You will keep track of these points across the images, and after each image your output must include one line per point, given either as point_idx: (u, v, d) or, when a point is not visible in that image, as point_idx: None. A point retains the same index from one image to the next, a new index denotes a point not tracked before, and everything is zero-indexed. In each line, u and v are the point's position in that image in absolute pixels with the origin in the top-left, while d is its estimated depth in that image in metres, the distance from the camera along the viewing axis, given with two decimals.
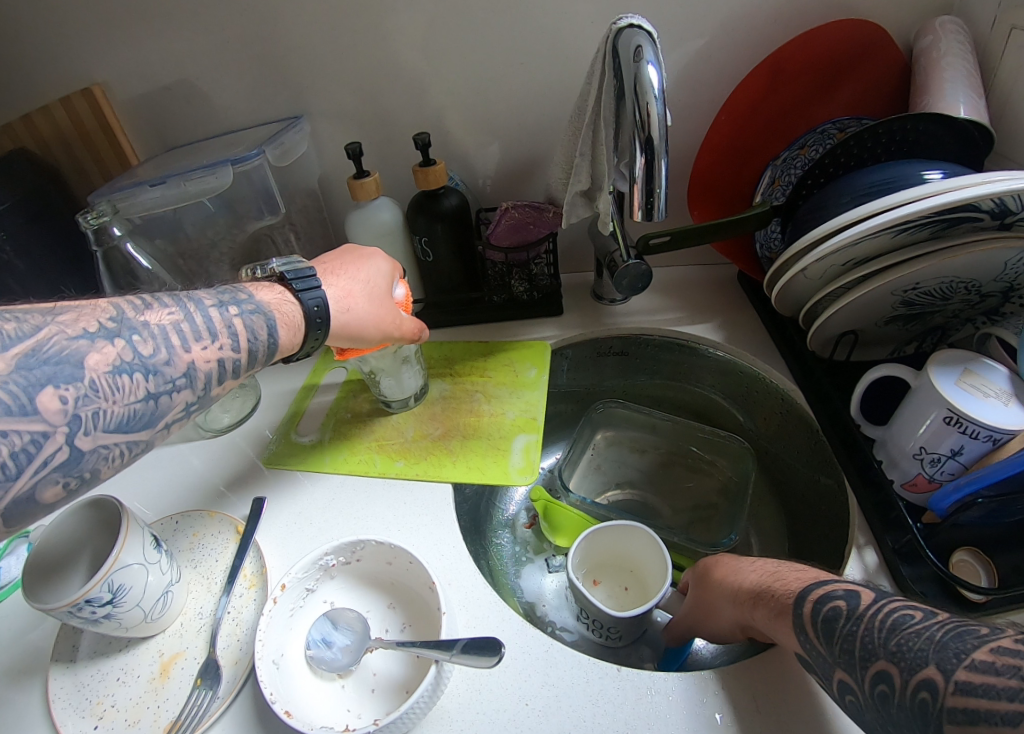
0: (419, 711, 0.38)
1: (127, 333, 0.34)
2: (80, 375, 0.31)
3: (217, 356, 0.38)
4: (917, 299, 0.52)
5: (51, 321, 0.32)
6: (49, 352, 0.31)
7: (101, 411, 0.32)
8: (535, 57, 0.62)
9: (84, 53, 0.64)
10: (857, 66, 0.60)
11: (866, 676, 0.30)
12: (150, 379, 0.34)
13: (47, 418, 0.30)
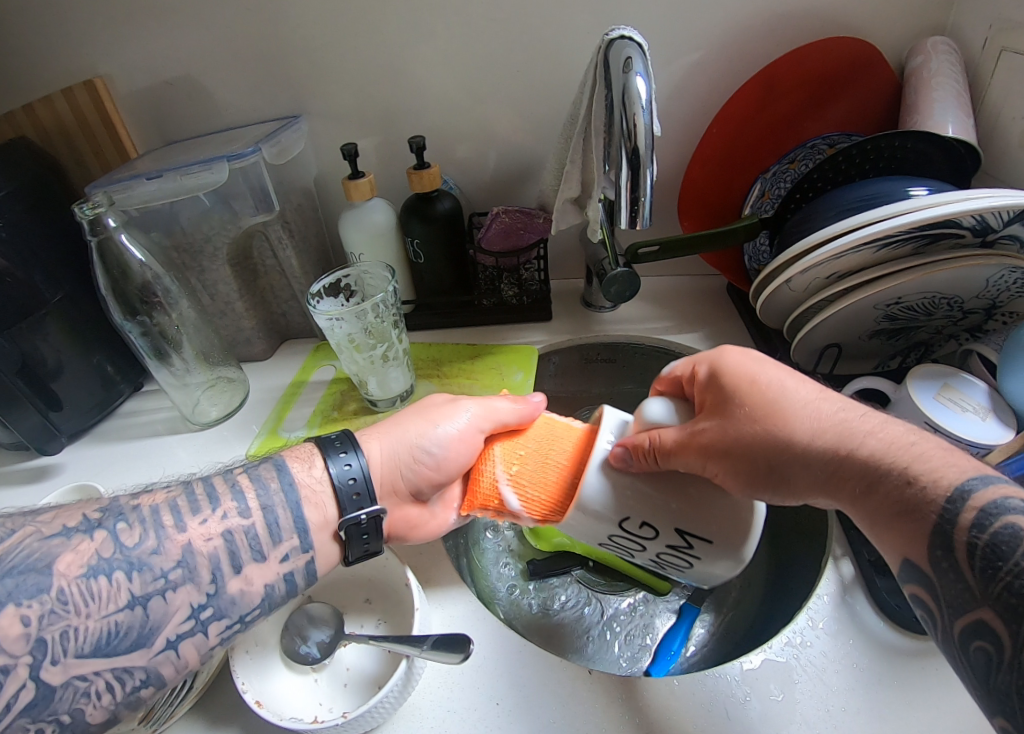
0: (389, 706, 0.38)
1: (109, 523, 0.36)
2: (46, 585, 0.32)
3: (222, 529, 0.38)
4: (900, 314, 0.53)
5: (30, 524, 0.34)
6: (16, 561, 0.32)
7: (71, 628, 0.32)
8: (533, 66, 0.63)
9: (91, 47, 0.65)
10: (849, 84, 0.61)
11: (965, 637, 0.28)
12: (133, 577, 0.34)
13: (6, 648, 0.30)
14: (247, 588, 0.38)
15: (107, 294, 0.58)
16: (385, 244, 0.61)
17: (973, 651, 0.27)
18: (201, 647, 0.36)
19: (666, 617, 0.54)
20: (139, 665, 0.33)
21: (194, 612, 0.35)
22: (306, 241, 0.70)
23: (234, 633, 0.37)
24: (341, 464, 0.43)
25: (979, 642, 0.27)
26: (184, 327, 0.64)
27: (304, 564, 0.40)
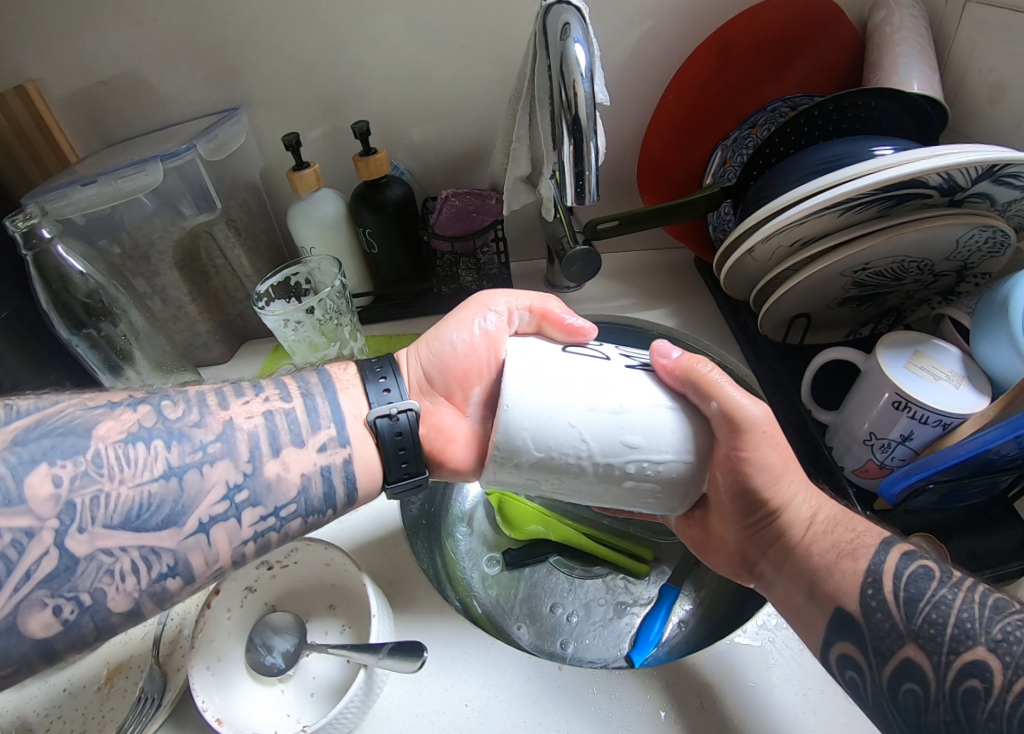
0: (352, 716, 0.37)
1: (154, 401, 0.34)
2: (83, 447, 0.30)
3: (263, 411, 0.36)
4: (869, 280, 0.51)
5: (70, 400, 0.32)
6: (55, 425, 0.30)
7: (103, 495, 0.29)
8: (480, 43, 0.60)
9: (16, 49, 0.62)
10: (807, 43, 0.59)
11: (835, 665, 0.33)
12: (172, 447, 0.32)
13: (33, 508, 0.27)
14: (283, 474, 0.35)
15: (48, 305, 0.56)
16: (336, 235, 0.59)
17: (844, 676, 0.33)
18: (232, 537, 0.33)
19: (648, 595, 0.53)
20: (168, 546, 0.31)
21: (229, 493, 0.33)
22: (254, 237, 0.68)
23: (268, 528, 0.35)
24: (379, 389, 0.39)
25: (850, 671, 0.32)
26: (135, 338, 0.61)
27: (342, 462, 0.37)
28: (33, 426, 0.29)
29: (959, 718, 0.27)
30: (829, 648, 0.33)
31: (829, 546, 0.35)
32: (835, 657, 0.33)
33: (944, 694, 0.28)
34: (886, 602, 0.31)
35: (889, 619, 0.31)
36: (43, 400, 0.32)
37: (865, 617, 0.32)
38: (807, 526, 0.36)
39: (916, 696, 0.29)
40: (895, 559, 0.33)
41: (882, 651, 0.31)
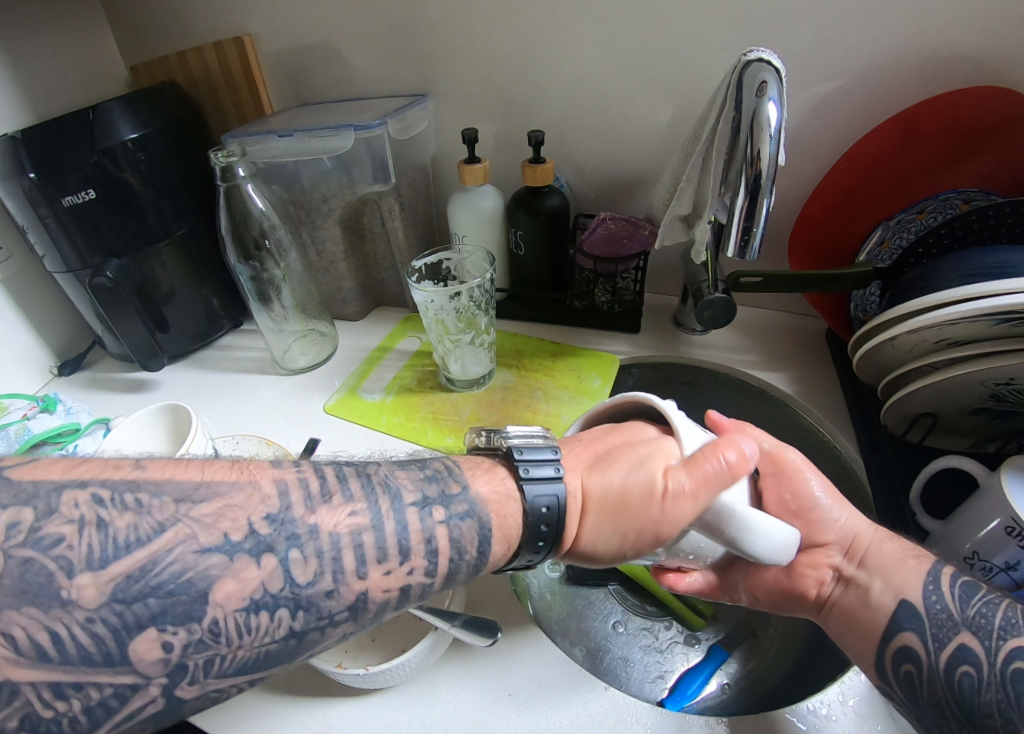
0: (408, 670, 0.41)
1: (280, 548, 0.27)
2: (198, 613, 0.25)
3: (401, 584, 0.30)
4: (1011, 395, 0.49)
5: (183, 518, 0.26)
6: (163, 576, 0.24)
7: (216, 657, 0.25)
8: (664, 76, 0.62)
9: (248, 7, 0.70)
10: (998, 135, 0.56)
11: (891, 657, 0.37)
12: (298, 617, 0.27)
13: (138, 669, 0.24)
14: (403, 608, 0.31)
15: (224, 236, 0.63)
16: (490, 230, 0.63)
17: (898, 672, 0.36)
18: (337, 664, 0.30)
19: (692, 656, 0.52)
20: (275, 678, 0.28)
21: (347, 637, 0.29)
22: (414, 215, 0.72)
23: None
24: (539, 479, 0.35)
25: (907, 665, 0.36)
26: (290, 278, 0.69)
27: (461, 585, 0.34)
28: (135, 574, 0.24)
29: (1009, 694, 0.32)
30: (887, 641, 0.37)
31: (895, 550, 0.41)
32: (894, 648, 0.37)
33: (996, 674, 0.33)
34: (944, 596, 0.37)
35: (947, 609, 0.36)
36: (143, 512, 0.25)
37: (925, 605, 0.37)
38: (873, 532, 0.42)
39: (971, 678, 0.33)
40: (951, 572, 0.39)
41: (938, 638, 0.35)
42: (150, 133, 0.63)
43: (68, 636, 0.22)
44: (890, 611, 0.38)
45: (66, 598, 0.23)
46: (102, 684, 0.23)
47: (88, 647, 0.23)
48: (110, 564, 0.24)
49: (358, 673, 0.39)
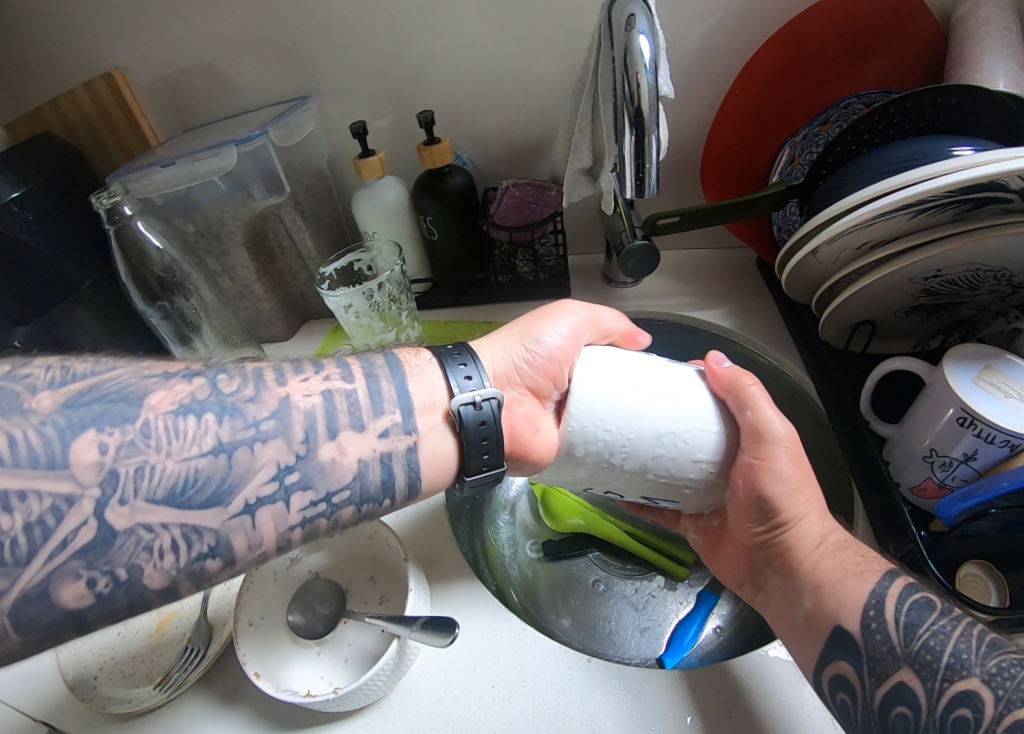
0: (382, 685, 0.39)
1: (210, 373, 0.32)
2: (134, 415, 0.28)
3: (323, 407, 0.33)
4: (940, 288, 0.48)
5: (128, 366, 0.30)
6: (109, 390, 0.28)
7: (147, 466, 0.27)
8: (543, 34, 0.60)
9: (105, 37, 0.65)
10: (886, 35, 0.56)
11: (827, 684, 0.34)
12: (223, 421, 0.29)
13: (76, 475, 0.26)
14: (339, 457, 0.32)
15: (127, 280, 0.60)
16: (398, 222, 0.61)
17: (835, 696, 0.33)
18: (279, 521, 0.30)
19: (682, 605, 0.50)
20: (211, 527, 0.28)
21: (279, 473, 0.30)
22: (320, 221, 0.70)
23: (318, 514, 0.31)
24: (459, 374, 0.37)
25: (842, 693, 0.33)
26: (205, 312, 0.65)
27: (405, 449, 0.34)
28: (87, 390, 0.28)
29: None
30: (823, 664, 0.34)
31: (836, 565, 0.35)
32: (827, 676, 0.33)
33: (934, 722, 0.29)
34: (886, 625, 0.32)
35: (888, 641, 0.31)
36: (103, 363, 0.30)
37: (863, 638, 0.32)
38: (816, 543, 0.36)
39: (906, 720, 0.30)
40: (900, 587, 0.33)
41: (876, 673, 0.31)
42: (32, 190, 0.58)
43: (23, 436, 0.25)
44: (827, 631, 0.34)
45: (27, 407, 0.26)
46: (44, 492, 0.25)
47: (37, 448, 0.25)
48: (70, 382, 0.28)
49: (327, 697, 0.37)
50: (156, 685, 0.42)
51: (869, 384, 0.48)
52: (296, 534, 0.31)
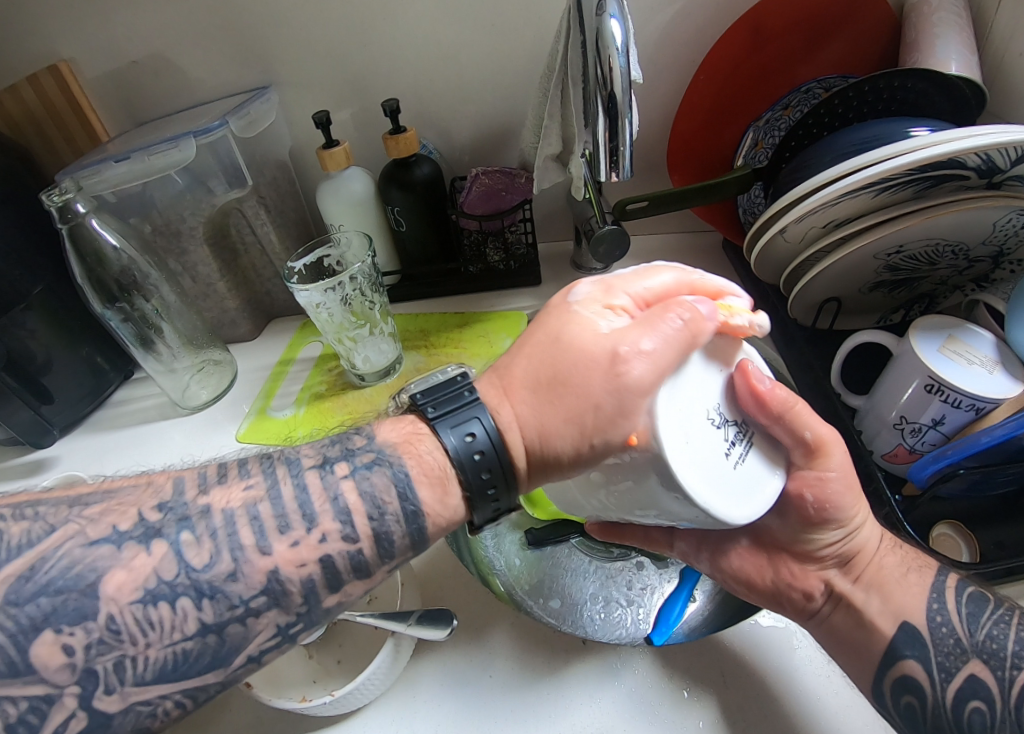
0: (378, 683, 0.38)
1: (173, 531, 0.25)
2: (92, 611, 0.23)
3: (316, 554, 0.26)
4: (902, 264, 0.50)
5: (75, 518, 0.25)
6: (52, 575, 0.23)
7: (127, 659, 0.23)
8: (508, 22, 0.60)
9: (50, 29, 0.62)
10: (841, 22, 0.57)
11: (890, 690, 0.35)
12: (204, 606, 0.25)
13: (47, 678, 0.22)
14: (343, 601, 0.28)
15: (81, 281, 0.57)
16: (365, 213, 0.60)
17: (899, 704, 0.35)
18: None
19: (668, 579, 0.46)
20: (213, 683, 0.25)
21: (280, 632, 0.26)
22: (284, 215, 0.68)
23: None
24: (458, 433, 0.29)
25: (908, 696, 0.35)
26: (166, 313, 0.64)
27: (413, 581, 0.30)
28: (28, 572, 0.23)
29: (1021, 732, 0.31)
30: (882, 650, 0.36)
31: (898, 561, 0.39)
32: (892, 678, 0.35)
33: (1008, 711, 0.32)
34: (950, 616, 0.36)
35: (955, 634, 0.35)
36: (44, 516, 0.25)
37: (930, 631, 0.36)
38: (877, 540, 0.40)
39: (981, 716, 0.33)
40: (956, 578, 0.37)
41: (946, 669, 0.35)
42: None
43: None
44: (893, 632, 0.36)
45: None
46: (18, 697, 0.22)
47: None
48: (2, 567, 0.23)
49: (324, 700, 0.36)
50: None
51: (836, 364, 0.50)
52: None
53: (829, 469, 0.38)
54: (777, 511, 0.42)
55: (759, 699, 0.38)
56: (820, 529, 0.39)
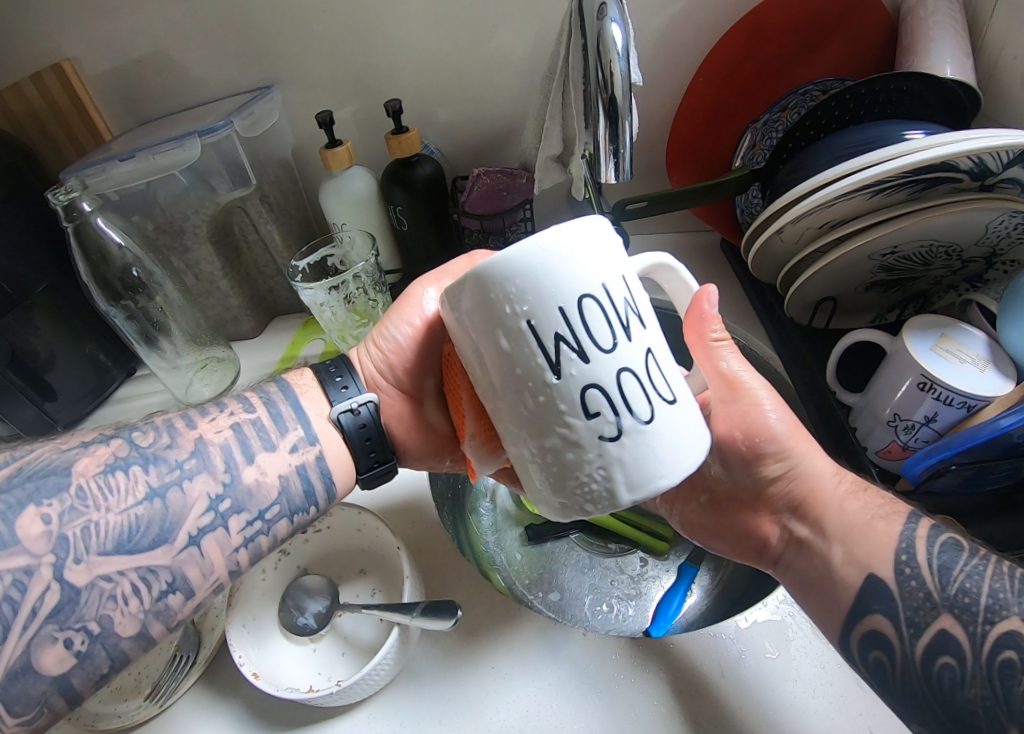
0: (383, 674, 0.39)
1: (124, 434, 0.34)
2: (65, 484, 0.30)
3: (229, 425, 0.36)
4: (897, 264, 0.51)
5: (42, 448, 0.32)
6: (35, 468, 0.30)
7: (92, 525, 0.29)
8: (509, 24, 0.60)
9: (55, 28, 0.63)
10: (838, 26, 0.58)
11: (860, 646, 0.33)
12: (150, 470, 0.32)
13: (28, 548, 0.27)
14: (261, 479, 0.35)
15: (86, 278, 0.57)
16: (368, 212, 0.60)
17: (869, 660, 0.33)
18: (223, 546, 0.33)
19: (667, 574, 0.49)
20: (164, 564, 0.31)
21: (212, 504, 0.33)
22: (287, 214, 0.69)
23: (257, 532, 0.34)
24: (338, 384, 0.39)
25: (876, 652, 0.32)
26: (171, 311, 0.64)
27: (315, 457, 0.37)
28: (15, 473, 0.30)
29: (995, 690, 0.28)
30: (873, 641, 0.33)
31: (861, 507, 0.35)
32: (860, 636, 0.33)
33: (980, 665, 0.29)
34: (920, 569, 0.32)
35: (924, 587, 0.31)
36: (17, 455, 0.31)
37: (898, 584, 0.32)
38: (833, 480, 0.37)
39: (951, 670, 0.30)
40: (928, 526, 0.34)
41: (915, 624, 0.31)
42: None
43: None
44: (860, 585, 0.33)
45: None
46: (2, 573, 0.26)
47: None
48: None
49: (331, 691, 0.36)
50: (146, 697, 0.40)
51: (835, 359, 0.50)
52: (240, 555, 0.34)
53: (744, 397, 0.38)
54: (714, 459, 0.41)
55: (758, 692, 0.37)
56: (759, 467, 0.38)
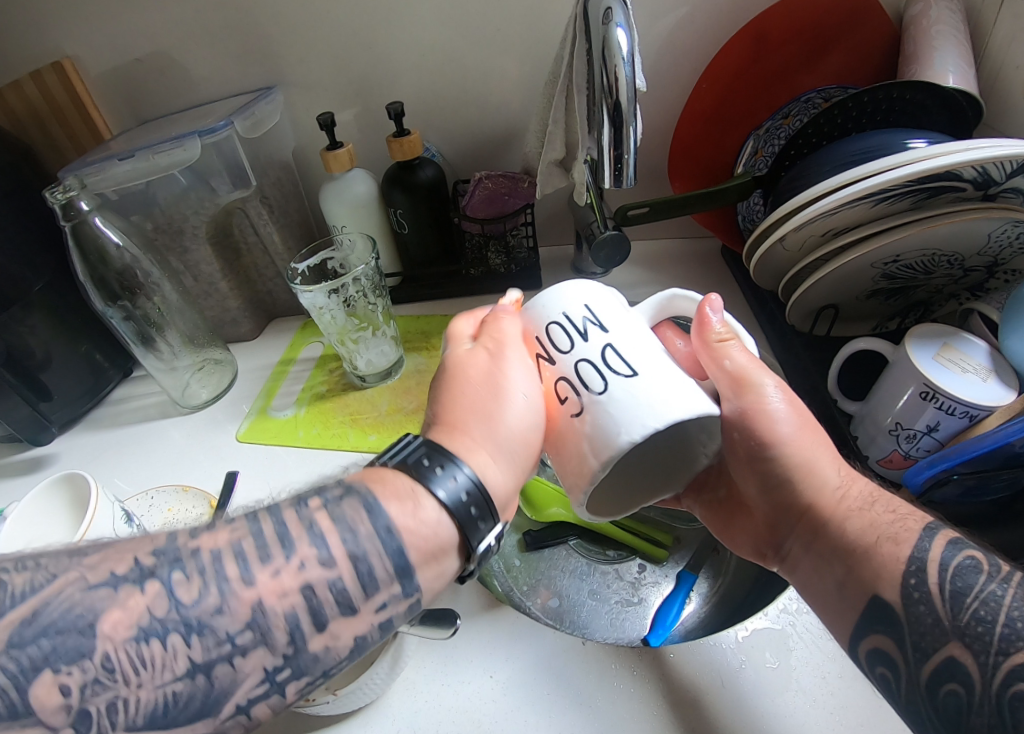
0: (380, 683, 0.38)
1: (166, 570, 0.25)
2: (89, 649, 0.22)
3: (299, 582, 0.26)
4: (899, 272, 0.50)
5: (73, 567, 0.24)
6: (54, 615, 0.23)
7: (119, 700, 0.22)
8: (512, 28, 0.60)
9: (58, 26, 0.62)
10: (840, 34, 0.58)
11: (865, 658, 0.33)
12: (192, 643, 0.24)
13: (43, 722, 0.21)
14: (333, 643, 0.26)
15: (83, 277, 0.57)
16: (368, 215, 0.60)
17: (875, 673, 0.32)
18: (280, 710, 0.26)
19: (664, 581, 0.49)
20: None
21: (268, 676, 0.25)
22: (287, 215, 0.69)
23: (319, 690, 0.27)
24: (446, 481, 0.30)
25: (881, 667, 0.32)
26: (168, 311, 0.64)
27: (407, 610, 0.28)
28: (30, 619, 0.22)
29: (1003, 721, 0.26)
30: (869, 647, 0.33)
31: (865, 527, 0.34)
32: (866, 651, 0.32)
33: (989, 697, 0.27)
34: (930, 596, 0.30)
35: (933, 614, 0.30)
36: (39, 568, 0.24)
37: (903, 607, 0.31)
38: (838, 496, 0.36)
39: (958, 698, 0.28)
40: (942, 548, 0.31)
41: (920, 649, 0.30)
42: None
43: None
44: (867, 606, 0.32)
45: None
46: None
47: None
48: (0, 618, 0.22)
49: (327, 700, 0.36)
50: None
51: (835, 366, 0.50)
52: None
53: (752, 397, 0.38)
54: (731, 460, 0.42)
55: (757, 701, 0.37)
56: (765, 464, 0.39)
